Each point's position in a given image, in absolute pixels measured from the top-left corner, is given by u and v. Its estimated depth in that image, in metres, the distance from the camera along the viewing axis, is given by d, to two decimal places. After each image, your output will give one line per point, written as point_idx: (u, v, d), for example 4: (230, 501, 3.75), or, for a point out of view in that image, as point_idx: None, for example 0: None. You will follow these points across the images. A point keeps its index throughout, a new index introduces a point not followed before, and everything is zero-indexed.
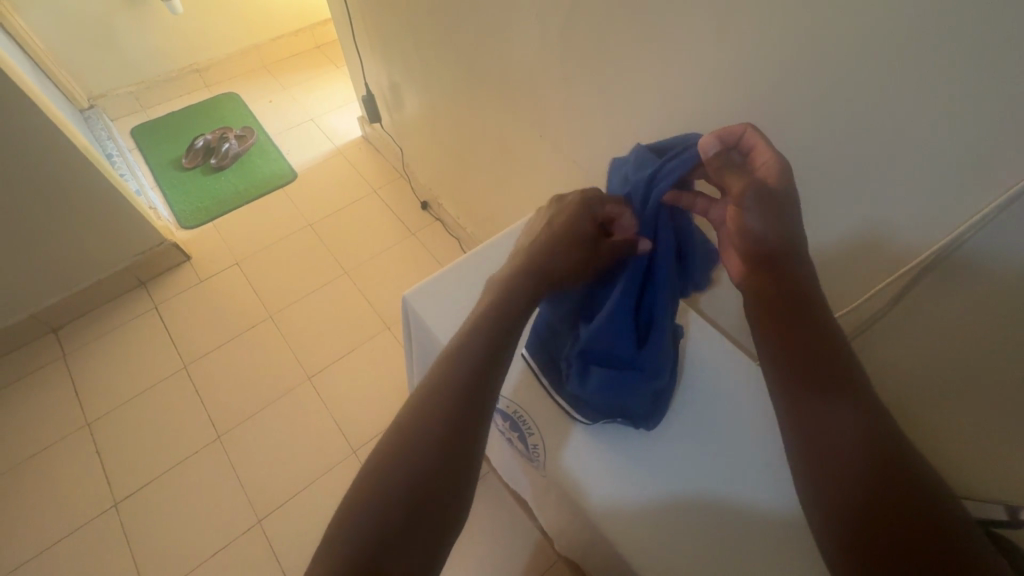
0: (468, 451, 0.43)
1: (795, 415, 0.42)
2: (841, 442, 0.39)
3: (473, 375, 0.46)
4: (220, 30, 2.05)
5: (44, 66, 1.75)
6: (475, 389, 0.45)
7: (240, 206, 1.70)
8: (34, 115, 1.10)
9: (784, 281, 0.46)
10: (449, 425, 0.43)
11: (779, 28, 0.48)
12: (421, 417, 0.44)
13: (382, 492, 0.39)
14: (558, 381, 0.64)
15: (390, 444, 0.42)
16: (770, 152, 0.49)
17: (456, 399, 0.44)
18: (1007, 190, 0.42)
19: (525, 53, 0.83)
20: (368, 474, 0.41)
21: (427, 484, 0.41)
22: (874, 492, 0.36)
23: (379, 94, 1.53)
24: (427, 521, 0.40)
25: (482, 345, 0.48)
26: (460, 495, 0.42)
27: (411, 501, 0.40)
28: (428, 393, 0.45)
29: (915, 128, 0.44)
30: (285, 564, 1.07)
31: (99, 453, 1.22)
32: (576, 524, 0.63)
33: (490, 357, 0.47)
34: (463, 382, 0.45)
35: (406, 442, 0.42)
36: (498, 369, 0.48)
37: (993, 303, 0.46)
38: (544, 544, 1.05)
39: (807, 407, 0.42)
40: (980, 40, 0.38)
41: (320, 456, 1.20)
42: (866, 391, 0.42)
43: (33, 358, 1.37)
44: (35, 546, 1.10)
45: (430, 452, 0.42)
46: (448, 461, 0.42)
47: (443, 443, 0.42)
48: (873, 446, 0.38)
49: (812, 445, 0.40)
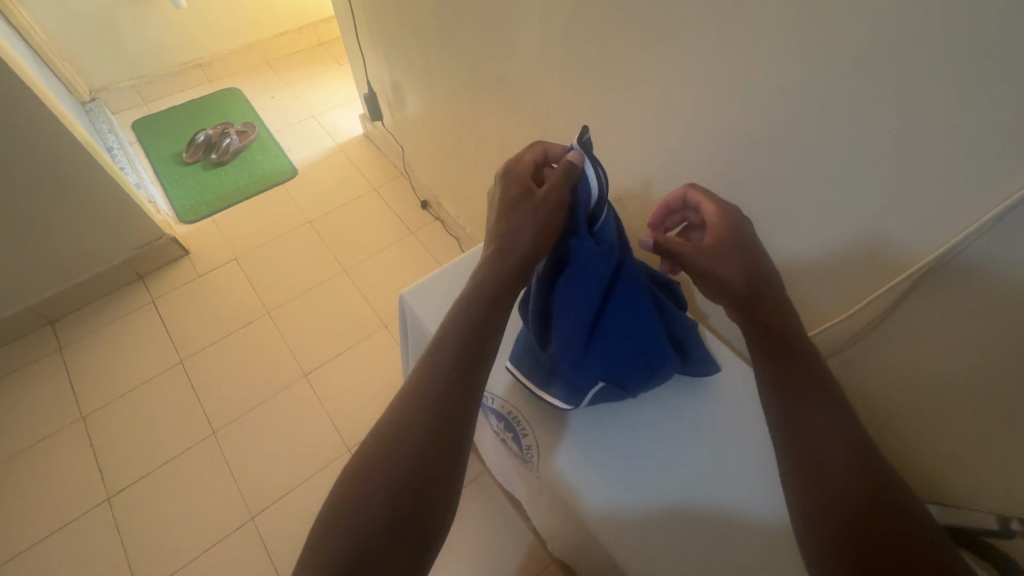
0: (455, 451, 0.43)
1: (775, 420, 0.45)
2: (820, 444, 0.41)
3: (457, 380, 0.45)
4: (224, 26, 2.05)
5: (47, 59, 1.75)
6: (455, 394, 0.45)
7: (239, 202, 1.70)
8: (37, 107, 1.10)
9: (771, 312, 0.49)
10: (436, 424, 0.43)
11: (778, 34, 0.49)
12: (402, 423, 0.43)
13: (364, 500, 0.40)
14: (548, 381, 0.62)
15: (367, 449, 0.42)
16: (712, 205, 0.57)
17: (438, 403, 0.44)
18: (1000, 202, 0.42)
19: (527, 53, 0.83)
20: (348, 479, 0.41)
21: (413, 487, 0.41)
22: (854, 497, 0.38)
23: (381, 92, 1.53)
24: (411, 525, 0.40)
25: (459, 346, 0.47)
26: (445, 498, 0.42)
27: (393, 510, 0.39)
28: (410, 398, 0.45)
29: (912, 136, 0.44)
30: (278, 562, 1.06)
31: (93, 446, 1.22)
32: (568, 526, 0.63)
33: (468, 357, 0.47)
34: (446, 387, 0.45)
35: (387, 449, 0.42)
36: (478, 370, 0.47)
37: (987, 310, 0.46)
38: (537, 547, 1.04)
39: (786, 411, 0.44)
40: (977, 51, 0.38)
41: (314, 453, 1.20)
42: (835, 393, 0.44)
43: (29, 351, 1.36)
44: (28, 539, 1.10)
45: (412, 455, 0.41)
46: (430, 465, 0.42)
47: (424, 449, 0.42)
48: (849, 451, 0.40)
49: (795, 446, 0.42)
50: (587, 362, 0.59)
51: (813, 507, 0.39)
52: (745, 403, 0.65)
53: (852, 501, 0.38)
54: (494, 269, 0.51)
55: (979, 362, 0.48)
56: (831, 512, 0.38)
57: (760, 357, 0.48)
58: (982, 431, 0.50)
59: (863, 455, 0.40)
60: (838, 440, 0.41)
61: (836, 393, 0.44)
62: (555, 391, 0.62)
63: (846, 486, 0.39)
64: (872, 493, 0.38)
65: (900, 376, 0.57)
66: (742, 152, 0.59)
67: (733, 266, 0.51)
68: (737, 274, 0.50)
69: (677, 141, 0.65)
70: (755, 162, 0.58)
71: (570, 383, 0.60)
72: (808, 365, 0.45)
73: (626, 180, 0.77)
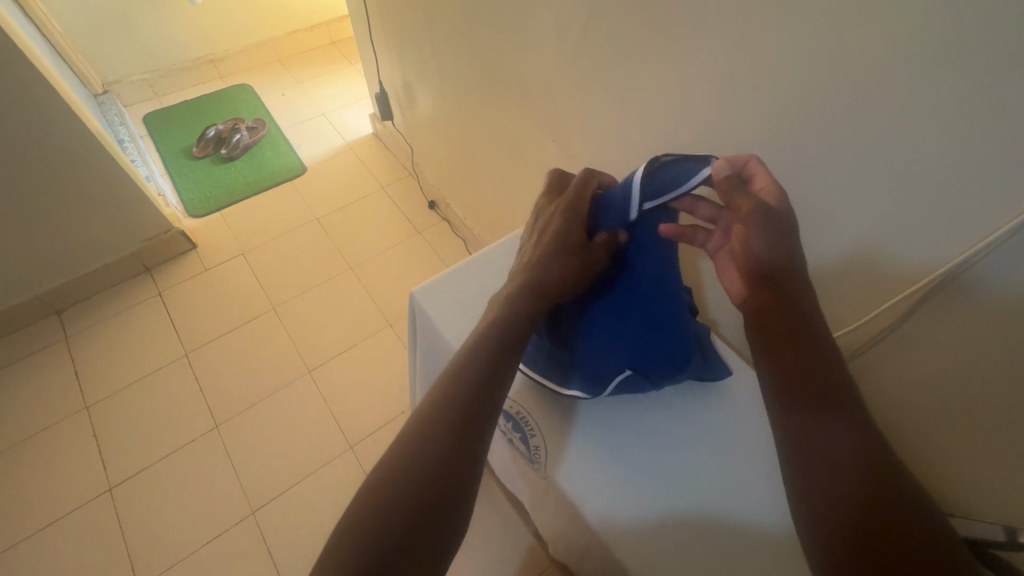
0: (472, 457, 0.44)
1: (782, 422, 0.43)
2: (833, 450, 0.40)
3: (477, 388, 0.46)
4: (237, 22, 2.06)
5: (62, 51, 1.76)
6: (473, 403, 0.46)
7: (248, 197, 1.71)
8: (51, 98, 1.11)
9: (786, 299, 0.45)
10: (453, 431, 0.44)
11: (792, 46, 0.49)
12: (425, 429, 0.44)
13: (384, 499, 0.40)
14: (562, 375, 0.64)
15: (391, 455, 0.44)
16: (769, 181, 0.48)
17: (458, 410, 0.45)
18: (1010, 220, 0.42)
19: (541, 57, 0.83)
20: (370, 484, 0.42)
21: (429, 491, 0.41)
22: (853, 502, 0.37)
23: (392, 91, 1.54)
24: (429, 527, 0.40)
25: (482, 353, 0.49)
26: (462, 504, 0.43)
27: (413, 513, 0.40)
28: (432, 404, 0.46)
29: (923, 150, 0.44)
30: (277, 557, 1.06)
31: (96, 436, 1.22)
32: (573, 529, 0.63)
33: (491, 364, 0.48)
34: (465, 393, 0.46)
35: (409, 455, 0.43)
36: (499, 383, 0.48)
37: (992, 325, 0.47)
38: (537, 549, 1.05)
39: (798, 415, 0.42)
40: (990, 69, 0.38)
41: (317, 449, 1.20)
42: (850, 395, 0.42)
43: (35, 339, 1.37)
44: (29, 527, 1.10)
45: (433, 461, 0.42)
46: (453, 467, 0.43)
47: (445, 453, 0.43)
48: (861, 454, 0.39)
49: (801, 451, 0.41)
50: (607, 357, 0.59)
51: (816, 512, 0.39)
52: (748, 411, 0.65)
53: (852, 508, 0.37)
54: (524, 289, 0.53)
55: (986, 378, 0.48)
56: (832, 518, 0.38)
57: (761, 349, 0.46)
58: (986, 445, 0.50)
59: (876, 457, 0.39)
60: (847, 442, 0.40)
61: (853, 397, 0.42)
62: (572, 384, 0.63)
63: (847, 488, 0.38)
64: (873, 495, 0.37)
65: (909, 389, 0.57)
66: None
67: (774, 241, 0.46)
68: (764, 246, 0.46)
69: (689, 148, 0.65)
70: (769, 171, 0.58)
71: (590, 373, 0.61)
72: (825, 357, 0.43)
73: None
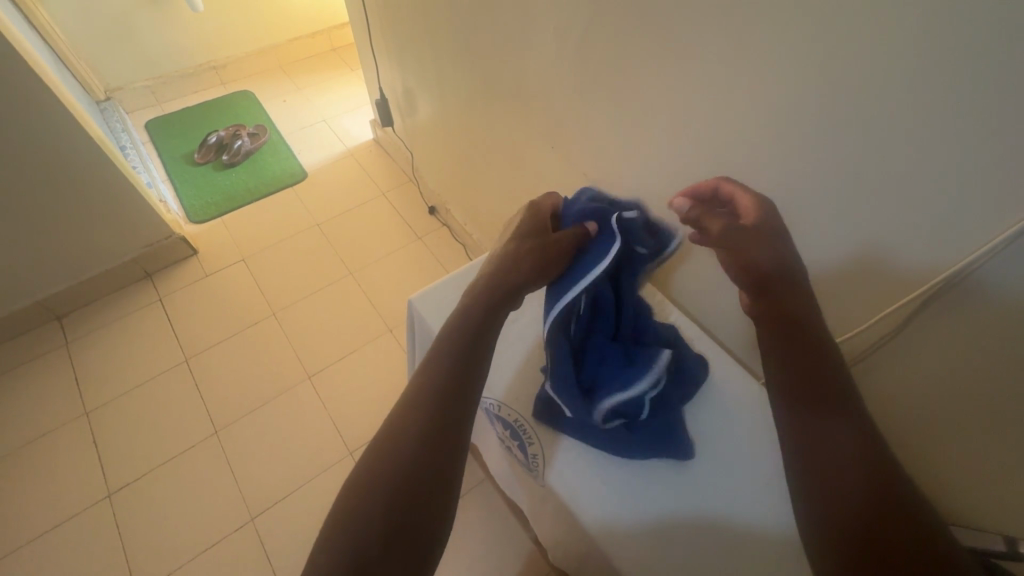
0: (451, 451, 0.44)
1: (797, 429, 0.44)
2: (838, 453, 0.41)
3: (453, 386, 0.47)
4: (240, 30, 2.07)
5: (65, 59, 1.77)
6: (450, 401, 0.46)
7: (248, 203, 1.72)
8: (55, 107, 1.12)
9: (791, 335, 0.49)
10: (430, 427, 0.44)
11: (787, 57, 0.50)
12: (401, 431, 0.44)
13: (366, 501, 0.40)
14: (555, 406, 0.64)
15: (370, 457, 0.43)
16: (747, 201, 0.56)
17: (435, 409, 0.46)
18: (1011, 226, 0.41)
19: (540, 65, 0.84)
20: (351, 486, 0.42)
21: (410, 486, 0.41)
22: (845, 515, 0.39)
23: (393, 99, 1.54)
24: (411, 531, 0.40)
25: (455, 352, 0.50)
26: (444, 504, 0.42)
27: (392, 510, 0.40)
28: (410, 403, 0.46)
29: (923, 158, 0.44)
30: (276, 565, 1.06)
31: (96, 442, 1.22)
32: (572, 536, 0.62)
33: (464, 362, 0.49)
34: (441, 392, 0.47)
35: (386, 456, 0.43)
36: (469, 388, 0.48)
37: (990, 331, 0.47)
38: (536, 555, 1.04)
39: (809, 423, 0.44)
40: (979, 83, 0.38)
41: (316, 455, 1.20)
42: (858, 413, 0.44)
43: (36, 346, 1.37)
44: (28, 533, 1.10)
45: (411, 459, 0.42)
46: (430, 463, 0.43)
47: (423, 449, 0.43)
48: (864, 456, 0.40)
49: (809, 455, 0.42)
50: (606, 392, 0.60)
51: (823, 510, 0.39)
52: (736, 415, 0.65)
53: (859, 508, 0.37)
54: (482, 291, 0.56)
55: (987, 389, 0.48)
56: (836, 526, 0.38)
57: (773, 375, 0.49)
58: (987, 456, 0.50)
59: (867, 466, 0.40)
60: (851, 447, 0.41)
61: (858, 410, 0.44)
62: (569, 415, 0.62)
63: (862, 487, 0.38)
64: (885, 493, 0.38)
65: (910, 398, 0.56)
66: (752, 169, 0.59)
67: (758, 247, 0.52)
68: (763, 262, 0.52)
69: (689, 154, 0.65)
70: (768, 177, 0.58)
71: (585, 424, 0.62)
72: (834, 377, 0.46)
73: (635, 191, 0.77)
